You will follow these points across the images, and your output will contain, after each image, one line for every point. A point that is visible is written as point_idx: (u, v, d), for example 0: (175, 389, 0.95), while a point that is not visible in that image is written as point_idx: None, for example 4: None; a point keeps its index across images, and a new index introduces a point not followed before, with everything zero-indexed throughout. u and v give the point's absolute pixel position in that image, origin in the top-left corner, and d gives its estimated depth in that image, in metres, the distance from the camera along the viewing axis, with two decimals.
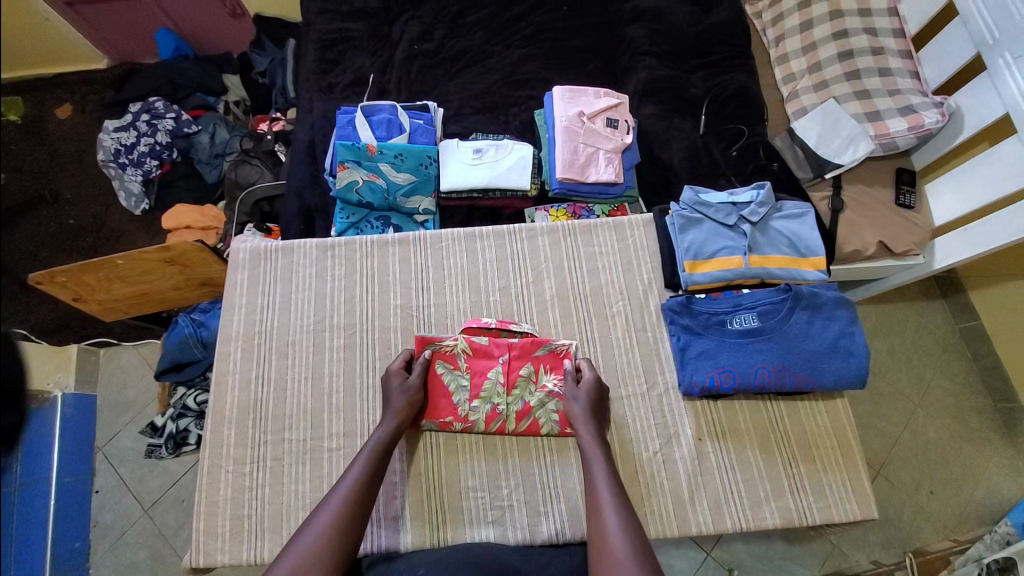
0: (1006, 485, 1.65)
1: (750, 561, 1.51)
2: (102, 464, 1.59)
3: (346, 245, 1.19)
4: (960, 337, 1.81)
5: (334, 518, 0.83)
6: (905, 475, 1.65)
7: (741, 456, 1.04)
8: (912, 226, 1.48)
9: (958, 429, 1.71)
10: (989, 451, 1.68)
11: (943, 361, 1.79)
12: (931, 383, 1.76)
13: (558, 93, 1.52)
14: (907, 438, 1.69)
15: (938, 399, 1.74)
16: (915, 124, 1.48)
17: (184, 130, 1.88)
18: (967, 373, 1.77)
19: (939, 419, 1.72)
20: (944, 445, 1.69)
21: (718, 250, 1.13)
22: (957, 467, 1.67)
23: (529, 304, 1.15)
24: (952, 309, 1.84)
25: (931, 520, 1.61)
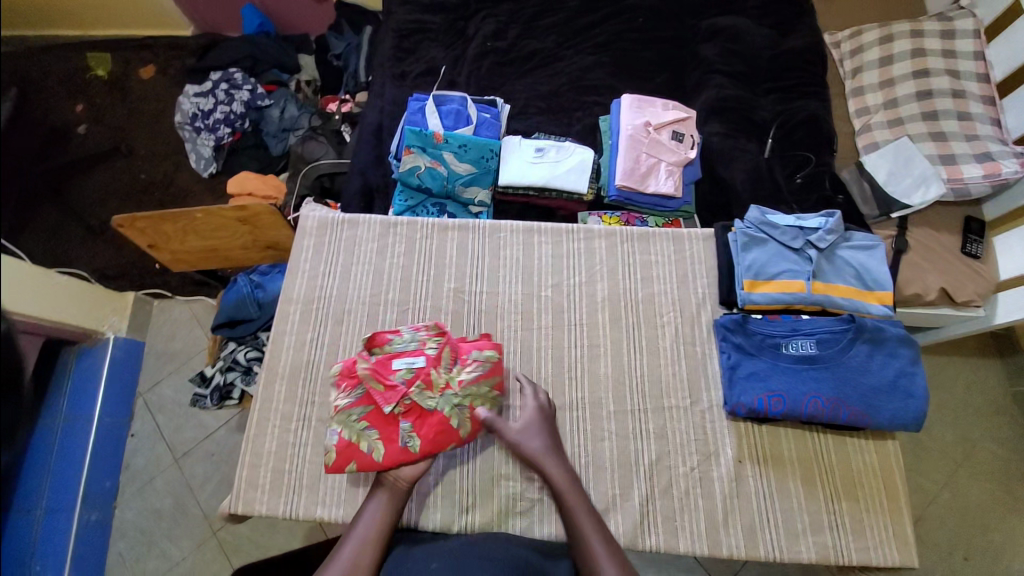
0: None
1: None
2: (142, 409, 1.67)
3: (409, 225, 1.23)
4: (1013, 399, 1.71)
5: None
6: (937, 535, 1.57)
7: (782, 483, 1.02)
8: (979, 277, 1.41)
9: (1001, 496, 1.62)
10: None
11: (992, 423, 1.70)
12: (977, 444, 1.67)
13: (626, 102, 1.54)
14: (944, 497, 1.61)
15: (983, 461, 1.65)
16: (992, 172, 1.43)
17: (258, 103, 1.99)
18: (1017, 438, 1.68)
19: (981, 484, 1.63)
20: (984, 510, 1.60)
21: (780, 273, 1.11)
22: (997, 538, 1.57)
23: (580, 303, 1.16)
24: (1007, 369, 1.75)
25: None
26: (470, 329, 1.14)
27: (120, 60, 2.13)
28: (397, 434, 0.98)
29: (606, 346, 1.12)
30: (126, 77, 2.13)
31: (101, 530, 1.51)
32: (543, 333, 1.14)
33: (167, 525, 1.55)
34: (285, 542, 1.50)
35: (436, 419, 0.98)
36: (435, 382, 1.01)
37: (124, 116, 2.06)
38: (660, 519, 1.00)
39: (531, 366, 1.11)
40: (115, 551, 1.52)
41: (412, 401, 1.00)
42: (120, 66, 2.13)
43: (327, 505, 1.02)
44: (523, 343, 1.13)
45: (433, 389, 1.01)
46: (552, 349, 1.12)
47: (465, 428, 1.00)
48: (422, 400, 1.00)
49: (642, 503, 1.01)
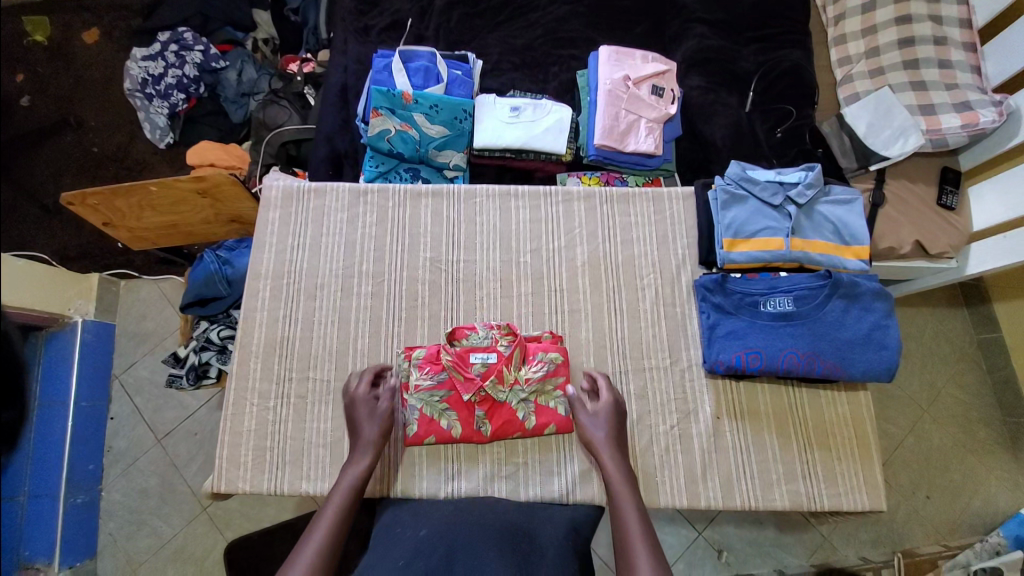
0: (1000, 496, 1.66)
1: (740, 543, 1.56)
2: (120, 391, 1.63)
3: (379, 192, 1.17)
4: (978, 347, 1.79)
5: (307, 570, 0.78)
6: (903, 477, 1.67)
7: (758, 437, 1.05)
8: (952, 229, 1.43)
9: (963, 438, 1.71)
10: (989, 462, 1.69)
11: (958, 370, 1.77)
12: (942, 391, 1.75)
13: (604, 55, 1.46)
14: (909, 442, 1.70)
15: (947, 407, 1.74)
16: (970, 122, 1.42)
17: (212, 66, 1.84)
18: (979, 383, 1.76)
19: (945, 426, 1.72)
20: (946, 452, 1.69)
21: (759, 230, 1.10)
22: (957, 477, 1.68)
23: (559, 268, 1.14)
24: (973, 319, 1.81)
25: (922, 522, 1.63)
26: (447, 298, 1.12)
27: (59, 23, 1.95)
28: (473, 419, 1.03)
29: (586, 311, 1.11)
30: (66, 41, 1.94)
31: (89, 513, 1.49)
32: (523, 301, 1.12)
33: (155, 505, 1.54)
34: (277, 513, 1.52)
35: (502, 412, 1.03)
36: (506, 377, 1.03)
37: (69, 85, 1.90)
38: (642, 476, 1.02)
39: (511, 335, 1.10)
40: (105, 532, 1.51)
41: (485, 393, 1.03)
42: (60, 30, 1.95)
43: (313, 478, 1.02)
44: (503, 311, 1.12)
45: (503, 384, 1.03)
46: (533, 317, 1.11)
47: (530, 421, 1.03)
48: (494, 393, 1.02)
49: None
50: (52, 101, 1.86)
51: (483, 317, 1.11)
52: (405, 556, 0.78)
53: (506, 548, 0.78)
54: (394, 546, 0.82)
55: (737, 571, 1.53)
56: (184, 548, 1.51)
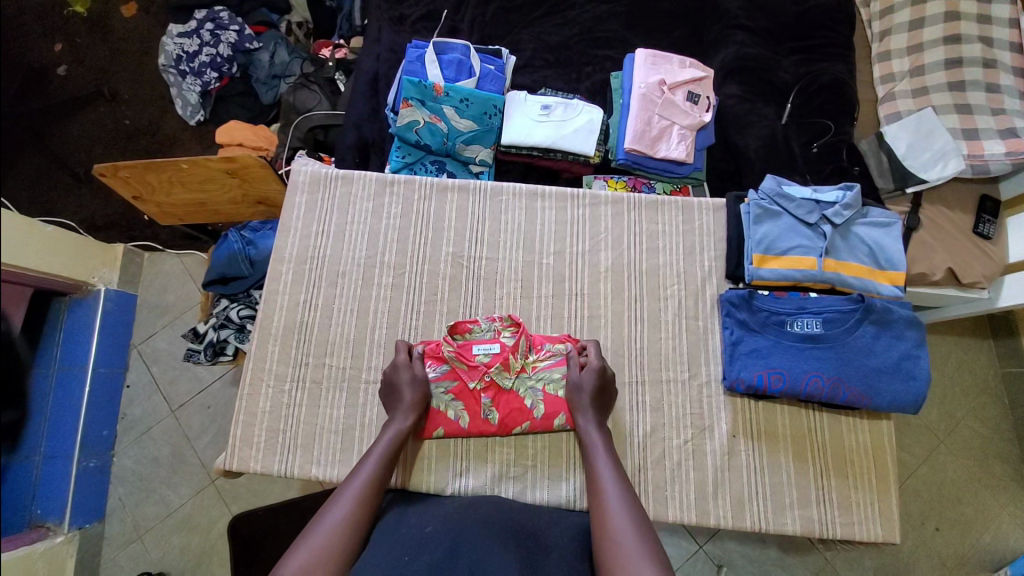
0: (1013, 534, 1.64)
1: (740, 560, 1.55)
2: (137, 361, 1.66)
3: (406, 184, 1.14)
4: (1003, 381, 1.75)
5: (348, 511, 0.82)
6: (913, 507, 1.65)
7: (773, 459, 1.02)
8: (987, 258, 1.39)
9: (978, 472, 1.68)
10: (1004, 497, 1.66)
11: (978, 404, 1.73)
12: (961, 424, 1.72)
13: (640, 57, 1.42)
14: (923, 472, 1.68)
15: (965, 439, 1.70)
16: (1014, 150, 1.38)
17: (245, 46, 1.86)
18: (1000, 419, 1.73)
19: (961, 459, 1.69)
20: (959, 485, 1.67)
21: (792, 247, 1.07)
22: (971, 512, 1.64)
23: (582, 272, 1.11)
24: (999, 350, 1.77)
25: (931, 555, 1.61)
26: (468, 295, 1.09)
27: None
28: (479, 409, 1.02)
29: (607, 318, 1.09)
30: (107, 13, 1.97)
31: (101, 477, 1.53)
32: (542, 303, 1.10)
33: (166, 472, 1.57)
34: (283, 492, 1.54)
35: (510, 399, 1.02)
36: (512, 365, 1.02)
37: (107, 56, 1.92)
38: (651, 488, 1.00)
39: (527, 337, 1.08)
40: (115, 496, 1.55)
41: (491, 379, 1.02)
42: (101, 2, 1.98)
43: (323, 463, 1.01)
44: (522, 311, 1.10)
45: (509, 371, 1.02)
46: (552, 318, 1.09)
47: (538, 409, 1.02)
48: (499, 380, 1.02)
49: (635, 472, 1.01)
50: (89, 73, 1.89)
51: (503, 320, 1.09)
52: (409, 552, 0.77)
53: (511, 544, 0.78)
54: (399, 538, 0.82)
55: None
56: (189, 517, 1.54)
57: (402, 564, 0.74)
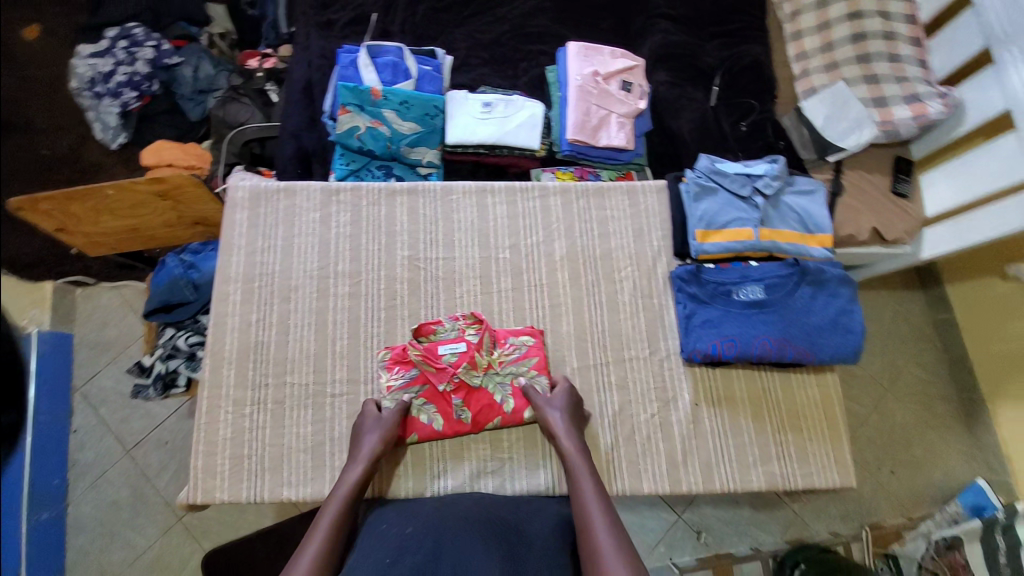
0: (960, 467, 1.93)
1: (717, 525, 1.78)
2: (81, 404, 1.54)
3: (352, 191, 1.11)
4: (935, 327, 2.06)
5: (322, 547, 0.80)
6: (870, 454, 1.94)
7: (734, 422, 1.07)
8: (908, 215, 1.55)
9: (924, 414, 1.97)
10: (948, 435, 1.96)
11: (918, 349, 2.04)
12: (905, 371, 2.01)
13: (572, 50, 1.45)
14: (875, 420, 1.97)
15: (909, 384, 2.00)
16: (919, 113, 1.52)
17: (165, 61, 1.75)
18: (937, 362, 2.03)
19: (909, 404, 1.98)
20: (909, 429, 1.96)
21: (731, 221, 1.11)
22: (921, 452, 1.94)
23: (539, 262, 1.11)
24: (929, 299, 2.08)
25: (891, 497, 1.90)
26: (428, 297, 1.07)
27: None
28: (451, 409, 1.02)
29: (567, 305, 1.10)
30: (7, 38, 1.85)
31: (55, 529, 1.42)
32: (503, 296, 1.10)
33: (127, 517, 1.46)
34: (256, 521, 1.46)
35: (481, 396, 1.02)
36: (479, 362, 1.02)
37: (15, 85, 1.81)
38: (625, 463, 1.03)
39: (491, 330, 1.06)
40: (74, 547, 1.44)
41: (460, 380, 1.02)
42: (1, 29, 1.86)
43: (293, 484, 0.98)
44: (484, 306, 1.09)
45: (477, 368, 1.02)
46: (514, 310, 1.09)
47: (508, 404, 1.03)
48: (468, 378, 1.02)
49: (608, 451, 1.04)
50: None
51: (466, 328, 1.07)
52: (390, 554, 0.77)
53: (491, 539, 0.79)
54: (378, 543, 0.81)
55: (715, 549, 1.74)
56: (160, 558, 1.44)
57: (385, 566, 0.74)
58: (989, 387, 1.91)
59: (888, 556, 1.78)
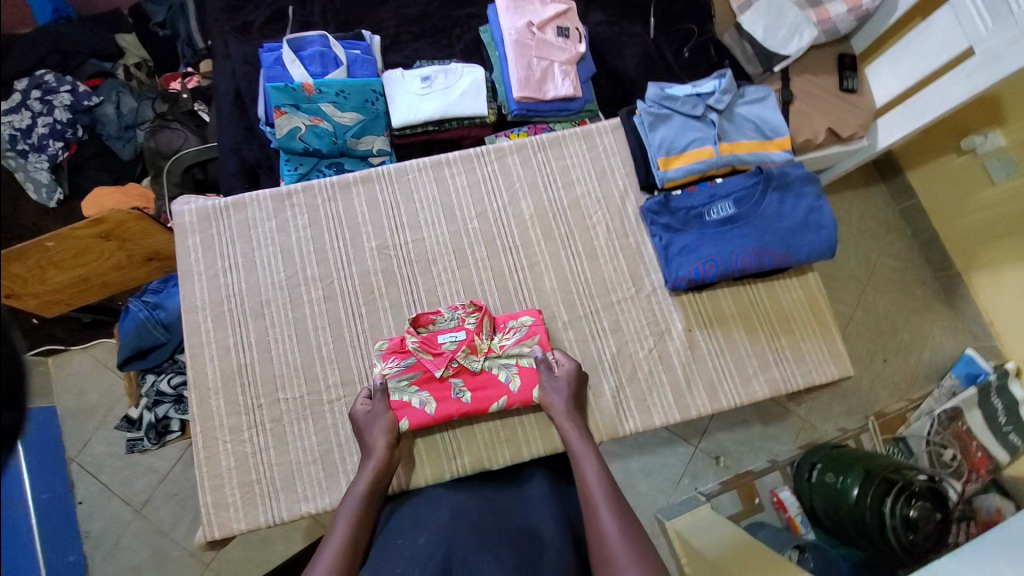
0: (947, 342, 2.10)
1: (734, 447, 1.88)
2: (80, 474, 1.50)
3: (304, 191, 1.06)
4: (901, 216, 2.19)
5: (349, 529, 0.80)
6: (860, 347, 2.07)
7: (729, 339, 1.09)
8: (859, 110, 1.59)
9: (905, 300, 2.12)
10: (932, 316, 2.12)
11: (889, 239, 2.17)
12: (879, 264, 2.14)
13: (502, 4, 1.38)
14: (859, 314, 2.10)
15: (885, 275, 2.13)
16: (854, 5, 1.53)
17: (84, 104, 1.68)
18: (909, 250, 2.17)
19: (889, 294, 2.11)
20: (893, 317, 2.10)
21: (690, 142, 1.08)
22: (908, 336, 2.09)
23: (509, 225, 1.07)
24: (892, 189, 2.20)
25: (887, 385, 2.04)
26: (406, 284, 1.04)
27: None
28: (449, 393, 0.99)
29: (546, 262, 1.06)
30: None
31: None
32: (481, 267, 1.06)
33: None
34: (285, 548, 1.46)
35: (486, 378, 1.00)
36: (479, 347, 1.00)
37: None
38: (633, 401, 1.04)
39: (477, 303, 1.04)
40: None
41: (459, 364, 0.99)
42: None
43: (310, 497, 0.97)
44: (463, 282, 1.05)
45: (477, 353, 1.00)
46: (493, 280, 1.05)
47: (514, 383, 1.00)
48: (468, 363, 0.99)
49: (614, 395, 1.04)
50: None
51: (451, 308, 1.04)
52: (403, 566, 0.72)
53: (506, 549, 0.75)
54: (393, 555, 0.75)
55: (734, 470, 1.85)
56: None
57: None
58: (961, 261, 2.04)
59: (899, 440, 1.91)
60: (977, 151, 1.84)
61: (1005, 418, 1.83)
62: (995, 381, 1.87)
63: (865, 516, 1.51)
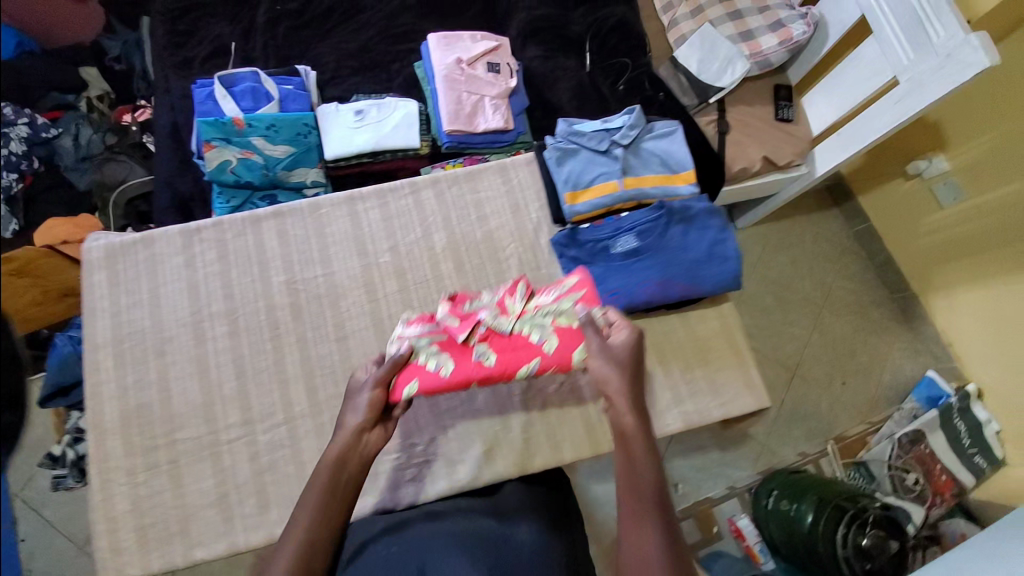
0: (908, 365, 1.99)
1: (689, 473, 1.80)
2: (24, 510, 1.44)
3: (214, 227, 1.06)
4: (855, 238, 2.12)
5: (316, 510, 0.69)
6: (818, 371, 1.97)
7: (641, 371, 1.08)
8: (793, 139, 1.61)
9: (861, 322, 2.04)
10: (890, 337, 2.02)
11: (842, 264, 2.10)
12: (834, 286, 2.08)
13: (433, 41, 1.41)
14: (816, 339, 2.01)
15: (841, 298, 2.06)
16: (785, 38, 1.56)
17: (42, 135, 1.71)
18: (864, 271, 2.09)
19: (846, 316, 2.04)
20: (849, 339, 2.02)
21: (595, 178, 1.11)
22: (866, 360, 2.00)
23: (421, 259, 1.06)
24: (846, 215, 2.14)
25: (846, 408, 1.93)
26: (313, 319, 1.01)
27: None
28: (471, 356, 0.98)
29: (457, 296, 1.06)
30: None
31: None
32: (392, 300, 1.04)
33: None
34: None
35: (516, 339, 1.01)
36: (510, 307, 1.02)
37: None
38: None
39: (386, 338, 1.01)
40: None
41: (488, 327, 0.99)
42: None
43: (206, 542, 0.93)
44: (372, 316, 1.03)
45: (508, 314, 1.02)
46: (404, 313, 1.03)
47: (550, 343, 1.00)
48: (496, 325, 0.99)
49: None
50: None
51: (359, 344, 1.01)
52: None
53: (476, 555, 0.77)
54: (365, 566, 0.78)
55: (694, 498, 1.78)
56: None
57: None
58: (918, 282, 1.97)
59: (859, 464, 1.82)
60: (923, 175, 1.82)
61: (970, 440, 1.76)
62: (956, 402, 1.80)
63: (819, 547, 1.48)
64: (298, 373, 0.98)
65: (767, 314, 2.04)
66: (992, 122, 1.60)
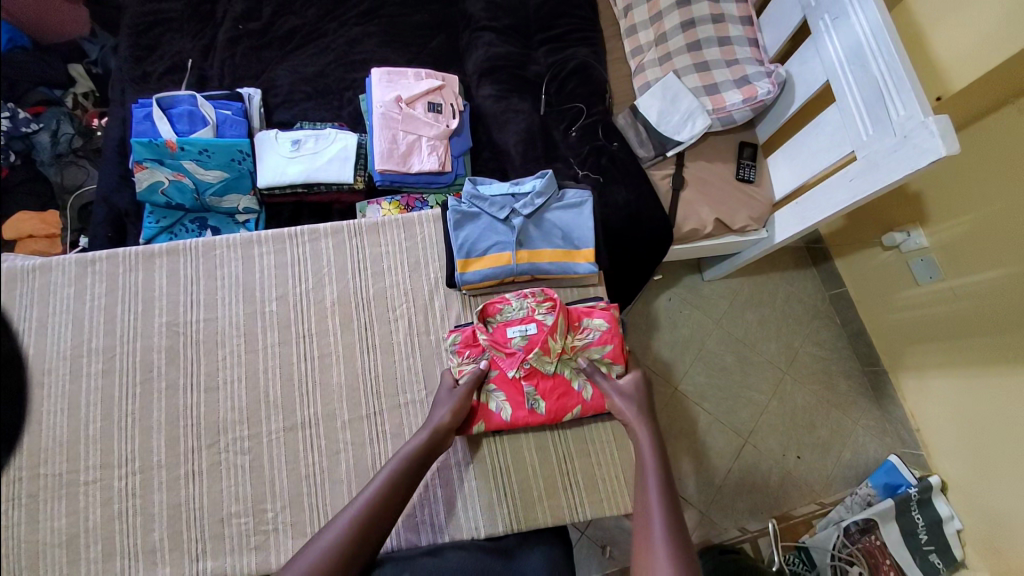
0: (872, 444, 1.85)
1: (620, 536, 1.58)
2: None
3: (108, 259, 1.14)
4: (831, 302, 1.99)
5: (387, 480, 0.96)
6: (771, 441, 1.85)
7: (517, 453, 1.12)
8: (752, 202, 1.52)
9: (825, 392, 1.90)
10: (856, 411, 1.88)
11: (812, 327, 1.97)
12: (800, 350, 1.94)
13: (376, 77, 1.43)
14: (774, 405, 1.89)
15: (806, 364, 1.93)
16: (749, 96, 1.47)
17: (21, 130, 1.60)
18: (835, 338, 1.96)
19: (809, 385, 1.91)
20: (810, 409, 1.88)
21: (491, 247, 1.17)
22: (826, 433, 1.86)
23: (308, 313, 1.15)
24: (823, 276, 2.01)
25: (798, 484, 1.81)
26: (187, 364, 1.10)
27: None
28: (523, 398, 1.10)
29: (337, 354, 1.13)
30: None
31: None
32: (270, 353, 1.12)
33: None
34: None
35: (559, 382, 1.11)
36: (552, 348, 1.09)
37: None
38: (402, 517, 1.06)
39: (258, 392, 1.09)
40: None
41: (531, 365, 1.10)
42: None
43: None
44: (248, 368, 1.11)
45: (550, 354, 1.10)
46: (280, 366, 1.11)
47: (587, 392, 1.12)
48: (540, 364, 1.10)
49: None
50: None
51: (227, 397, 1.09)
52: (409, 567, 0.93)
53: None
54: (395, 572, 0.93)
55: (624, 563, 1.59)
56: None
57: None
58: (887, 357, 1.83)
59: (800, 549, 1.70)
60: (901, 248, 1.66)
61: (926, 537, 1.58)
62: (915, 493, 1.62)
63: None
64: (161, 422, 1.06)
65: (726, 374, 1.91)
66: (967, 201, 1.45)
